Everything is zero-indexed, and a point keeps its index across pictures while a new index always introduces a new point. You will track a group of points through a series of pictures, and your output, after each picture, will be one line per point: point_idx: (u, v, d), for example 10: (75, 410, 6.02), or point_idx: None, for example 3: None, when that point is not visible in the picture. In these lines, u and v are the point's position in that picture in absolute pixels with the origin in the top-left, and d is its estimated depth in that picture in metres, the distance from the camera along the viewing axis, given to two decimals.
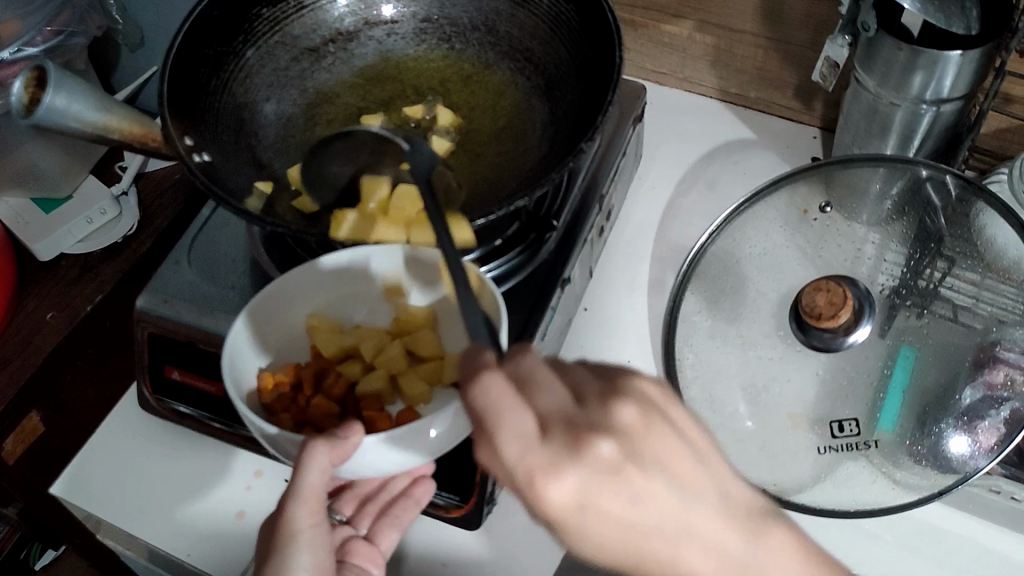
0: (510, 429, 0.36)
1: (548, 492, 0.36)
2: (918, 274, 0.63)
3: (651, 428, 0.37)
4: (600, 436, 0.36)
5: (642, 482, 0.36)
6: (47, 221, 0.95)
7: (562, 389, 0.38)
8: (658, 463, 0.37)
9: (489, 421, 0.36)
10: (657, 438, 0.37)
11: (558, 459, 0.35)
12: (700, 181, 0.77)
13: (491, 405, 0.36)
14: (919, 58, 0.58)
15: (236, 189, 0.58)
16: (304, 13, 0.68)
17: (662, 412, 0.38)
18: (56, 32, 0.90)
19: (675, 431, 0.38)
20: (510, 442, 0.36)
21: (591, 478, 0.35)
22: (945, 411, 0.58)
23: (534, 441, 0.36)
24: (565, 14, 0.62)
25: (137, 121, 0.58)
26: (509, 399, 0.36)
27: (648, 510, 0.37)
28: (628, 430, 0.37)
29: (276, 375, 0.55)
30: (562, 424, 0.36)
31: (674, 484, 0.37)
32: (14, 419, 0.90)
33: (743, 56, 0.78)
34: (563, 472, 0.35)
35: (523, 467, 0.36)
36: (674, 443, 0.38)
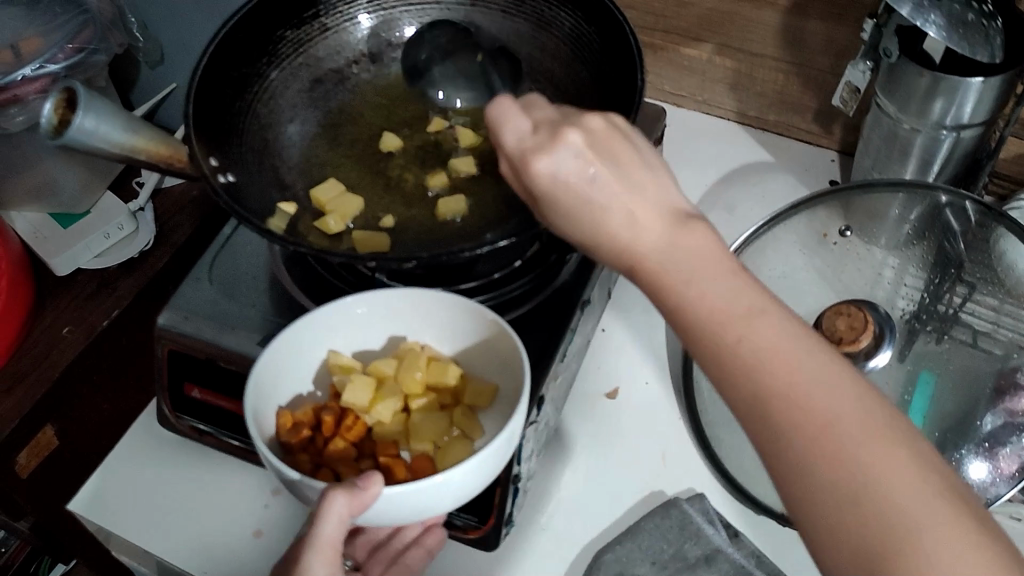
0: (509, 129, 0.45)
1: (533, 166, 0.43)
2: (938, 299, 0.63)
3: (616, 139, 0.44)
4: (573, 129, 0.43)
5: (603, 168, 0.42)
6: (66, 235, 0.96)
7: (554, 112, 0.47)
8: (620, 160, 0.43)
9: (493, 122, 0.46)
10: (619, 147, 0.44)
11: (542, 144, 0.44)
12: (718, 203, 0.77)
13: (495, 111, 0.46)
14: (939, 84, 0.58)
15: (259, 209, 0.59)
16: (329, 35, 0.69)
17: (626, 136, 0.45)
18: (77, 50, 0.91)
19: (638, 153, 0.44)
20: (508, 132, 0.45)
21: (562, 160, 0.42)
22: (965, 438, 0.57)
23: (527, 135, 0.45)
24: (586, 37, 0.63)
25: (165, 142, 0.58)
26: (514, 112, 0.46)
27: (603, 189, 0.42)
28: (595, 132, 0.44)
29: (296, 414, 0.56)
30: (549, 125, 0.45)
31: (642, 164, 0.44)
32: (29, 433, 0.91)
33: (763, 79, 0.78)
34: (543, 151, 0.43)
35: (517, 149, 0.44)
36: (631, 151, 0.44)
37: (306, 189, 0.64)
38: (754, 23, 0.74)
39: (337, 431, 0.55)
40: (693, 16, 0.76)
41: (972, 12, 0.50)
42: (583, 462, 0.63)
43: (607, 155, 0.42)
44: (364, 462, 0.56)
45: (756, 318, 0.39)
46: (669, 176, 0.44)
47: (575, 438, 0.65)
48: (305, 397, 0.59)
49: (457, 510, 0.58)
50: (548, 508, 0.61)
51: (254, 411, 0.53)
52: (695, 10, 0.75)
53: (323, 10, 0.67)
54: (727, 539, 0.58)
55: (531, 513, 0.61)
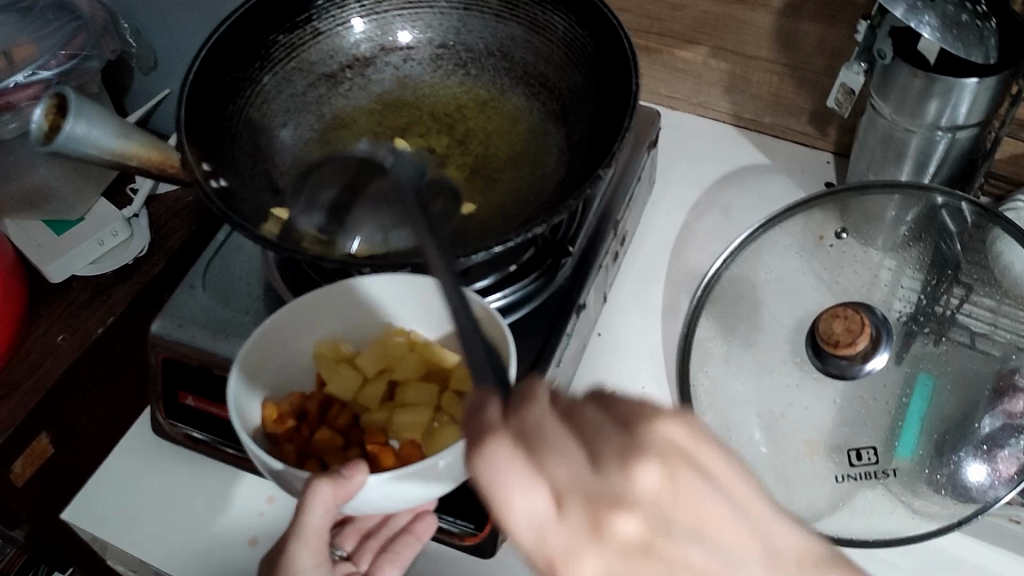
0: (520, 508, 0.34)
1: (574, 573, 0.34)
2: (935, 301, 0.63)
3: (682, 486, 0.34)
4: (624, 513, 0.33)
5: (678, 552, 0.34)
6: (58, 243, 0.95)
7: (580, 449, 0.35)
8: (704, 521, 0.34)
9: (498, 500, 0.34)
10: (685, 494, 0.34)
11: (579, 540, 0.33)
12: (714, 206, 0.77)
13: (498, 473, 0.34)
14: (934, 85, 0.58)
15: (254, 213, 0.59)
16: (322, 39, 0.68)
17: (694, 460, 0.35)
18: (70, 56, 0.91)
19: (707, 476, 0.35)
20: (522, 520, 0.34)
21: (619, 559, 0.33)
22: (963, 440, 0.57)
23: (549, 519, 0.34)
24: (580, 41, 0.63)
25: (156, 147, 0.57)
26: (519, 469, 0.33)
27: (697, 560, 0.34)
28: (654, 499, 0.34)
29: (281, 405, 0.55)
30: (578, 496, 0.33)
31: (728, 507, 0.35)
32: (26, 441, 0.90)
33: (758, 82, 0.78)
34: (583, 556, 0.33)
35: (541, 554, 0.34)
36: (703, 487, 0.35)
37: (300, 196, 0.64)
38: (748, 25, 0.73)
39: (323, 420, 0.56)
40: (687, 19, 0.76)
41: (966, 14, 0.50)
42: None
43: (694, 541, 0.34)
44: (353, 451, 0.55)
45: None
46: (764, 500, 0.36)
47: None
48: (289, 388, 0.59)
49: (453, 515, 0.58)
50: None
51: (239, 405, 0.53)
52: (689, 13, 0.75)
53: (315, 14, 0.66)
54: None
55: None
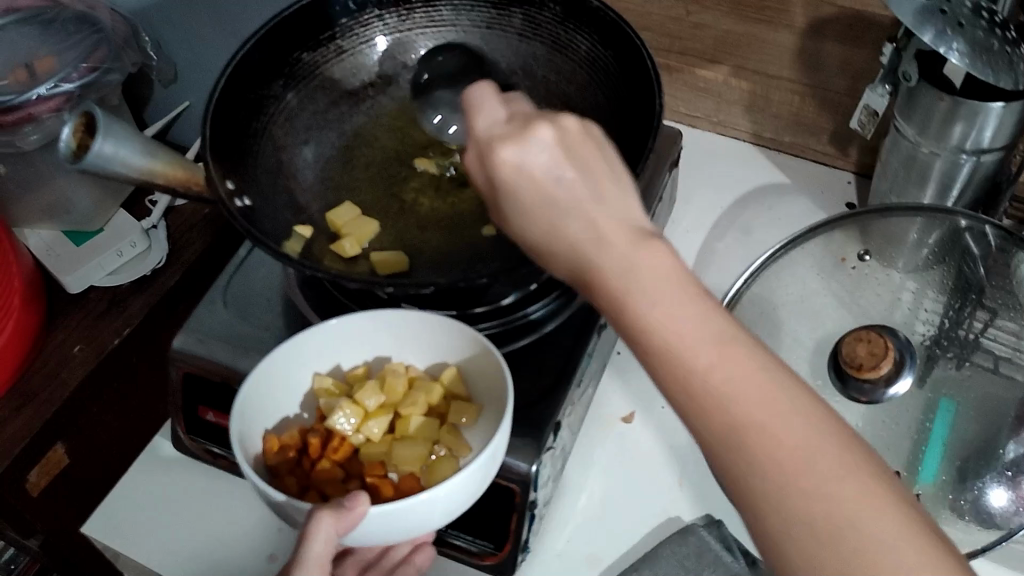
0: (484, 115, 0.44)
1: (495, 152, 0.42)
2: (958, 325, 0.63)
3: (588, 139, 0.42)
4: (542, 123, 0.42)
5: (569, 171, 0.41)
6: (78, 253, 0.96)
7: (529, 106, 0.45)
8: (589, 165, 0.41)
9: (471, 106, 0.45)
10: (585, 140, 0.42)
11: (508, 132, 0.42)
12: (734, 225, 0.77)
13: (474, 98, 0.45)
14: (959, 108, 0.58)
15: (275, 231, 0.59)
16: (345, 57, 0.68)
17: (600, 143, 0.42)
18: (92, 69, 0.91)
19: (604, 158, 0.42)
20: (484, 118, 0.44)
21: (528, 150, 0.41)
22: (987, 466, 0.57)
23: (499, 122, 0.44)
24: (603, 61, 0.63)
25: (181, 165, 0.58)
26: (488, 99, 0.45)
27: (567, 188, 0.40)
28: (567, 131, 0.42)
29: (282, 438, 0.56)
30: (522, 116, 0.44)
31: (612, 181, 0.41)
32: (41, 451, 0.90)
33: (779, 101, 0.78)
34: (509, 139, 0.42)
35: (485, 135, 0.43)
36: (602, 165, 0.42)
37: (322, 213, 0.64)
38: (770, 45, 0.73)
39: (324, 453, 0.55)
40: (708, 39, 0.76)
41: (996, 40, 0.49)
42: (599, 488, 0.62)
43: (577, 158, 0.41)
44: (352, 482, 0.55)
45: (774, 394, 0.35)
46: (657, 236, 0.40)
47: (593, 461, 0.64)
48: (291, 420, 0.59)
49: (473, 535, 0.58)
50: (565, 534, 0.60)
51: (241, 435, 0.53)
52: (710, 33, 0.75)
53: (338, 32, 0.67)
54: (746, 568, 0.56)
55: (547, 539, 0.60)
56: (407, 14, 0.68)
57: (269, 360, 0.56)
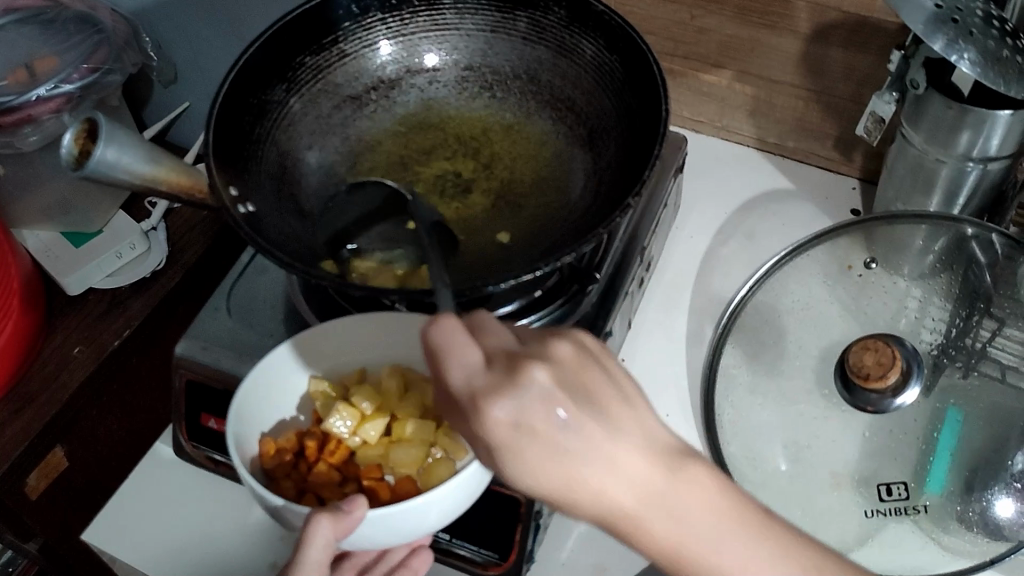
0: (458, 361, 0.39)
1: (489, 414, 0.38)
2: (965, 333, 0.63)
3: (588, 368, 0.40)
4: (537, 363, 0.38)
5: (576, 411, 0.38)
6: (76, 255, 0.95)
7: (508, 334, 0.42)
8: (597, 399, 0.39)
9: (438, 352, 0.40)
10: (589, 375, 0.40)
11: (499, 383, 0.38)
12: (738, 231, 0.76)
13: (443, 336, 0.40)
14: (966, 116, 0.57)
15: (280, 236, 0.57)
16: (348, 61, 0.67)
17: (598, 361, 0.41)
18: (92, 69, 0.91)
19: (609, 377, 0.40)
20: (457, 370, 0.39)
21: (527, 402, 0.38)
22: (995, 477, 0.56)
23: (478, 369, 0.39)
24: (609, 66, 0.62)
25: (185, 172, 0.57)
26: (462, 335, 0.40)
27: (581, 438, 0.38)
28: (563, 363, 0.39)
29: (279, 441, 0.55)
30: (504, 356, 0.40)
31: (623, 403, 0.40)
32: (41, 454, 0.90)
33: (782, 106, 0.77)
34: (502, 396, 0.38)
35: (467, 391, 0.39)
36: (607, 386, 0.40)
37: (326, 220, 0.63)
38: (774, 50, 0.73)
39: (320, 455, 0.55)
40: (712, 43, 0.75)
41: (1007, 49, 0.48)
42: None
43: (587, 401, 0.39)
44: (349, 486, 0.55)
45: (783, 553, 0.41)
46: (647, 409, 0.41)
47: None
48: (288, 422, 0.58)
49: (476, 545, 0.58)
50: (569, 544, 0.60)
51: (236, 439, 0.53)
52: (714, 37, 0.74)
53: (341, 36, 0.66)
54: None
55: (551, 549, 0.60)
56: (410, 17, 0.67)
57: (261, 364, 0.56)
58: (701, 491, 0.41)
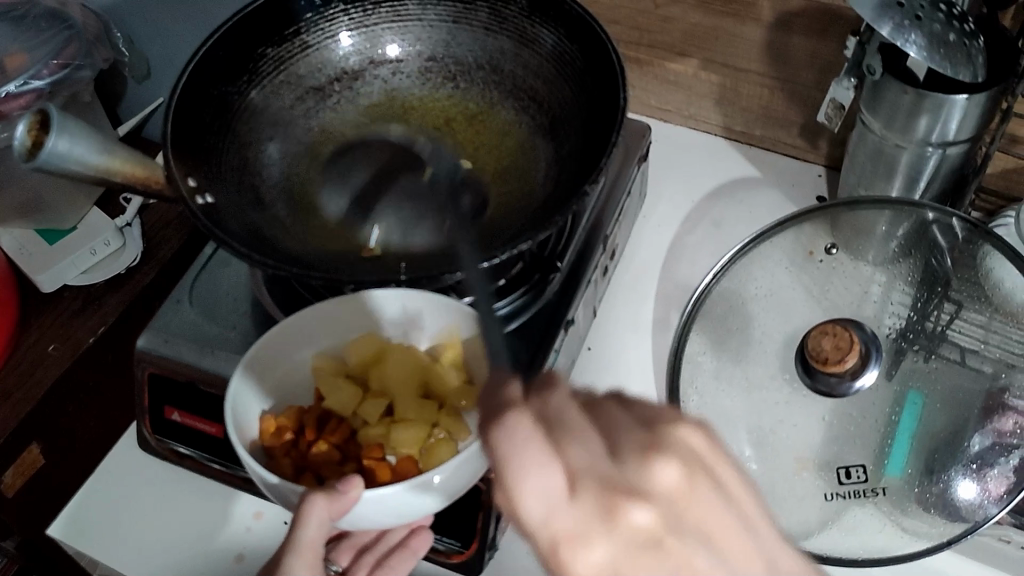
0: (531, 487, 0.31)
1: (574, 565, 0.31)
2: (926, 317, 0.64)
3: (698, 491, 0.32)
4: (635, 500, 0.31)
5: (684, 557, 0.31)
6: (49, 253, 0.95)
7: (602, 437, 0.33)
8: (708, 530, 0.32)
9: (506, 471, 0.31)
10: (703, 505, 0.32)
11: (588, 526, 0.31)
12: (706, 219, 0.76)
13: (513, 448, 0.31)
14: (924, 101, 0.58)
15: (241, 227, 0.57)
16: (310, 53, 0.67)
17: (711, 473, 0.33)
18: (62, 65, 0.92)
19: (722, 492, 0.33)
20: (532, 498, 0.31)
21: (627, 551, 0.31)
22: (954, 459, 0.57)
23: (560, 499, 0.31)
24: (569, 55, 0.62)
25: (141, 162, 0.57)
26: (537, 454, 0.31)
27: None
28: (671, 497, 0.32)
29: (279, 418, 0.54)
30: (595, 479, 0.31)
31: (743, 530, 0.33)
32: (16, 450, 0.90)
33: (748, 95, 0.77)
34: (592, 540, 0.31)
35: (546, 530, 0.31)
36: (723, 509, 0.33)
37: (287, 212, 0.62)
38: (739, 39, 0.73)
39: (320, 435, 0.54)
40: (677, 32, 0.75)
41: (954, 32, 0.49)
42: None
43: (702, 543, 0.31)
44: (349, 466, 0.53)
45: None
46: (771, 530, 0.34)
47: None
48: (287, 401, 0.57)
49: (440, 534, 0.58)
50: None
51: (234, 411, 0.52)
52: (679, 26, 0.74)
53: (302, 27, 0.65)
54: None
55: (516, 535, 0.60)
56: (372, 9, 0.67)
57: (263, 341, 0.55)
58: None
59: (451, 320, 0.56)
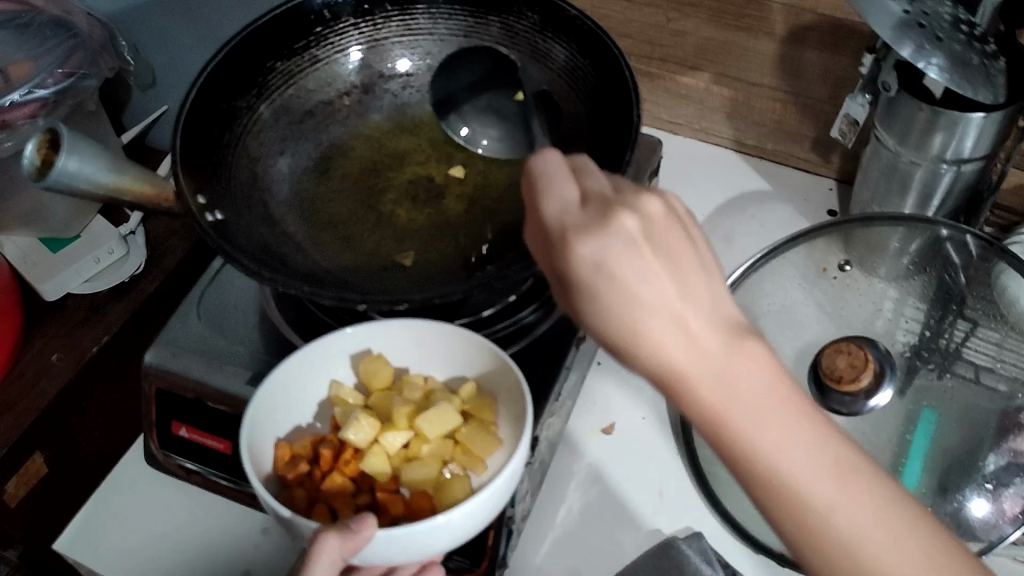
0: (552, 194, 0.38)
1: (573, 249, 0.36)
2: (939, 335, 0.63)
3: (677, 233, 0.36)
4: (627, 211, 0.36)
5: (653, 259, 0.35)
6: (54, 261, 0.94)
7: (607, 181, 0.39)
8: (678, 261, 0.36)
9: (538, 186, 0.38)
10: (677, 238, 0.36)
11: (584, 222, 0.36)
12: (716, 234, 0.76)
13: (544, 172, 0.38)
14: (940, 118, 0.57)
15: (250, 243, 0.56)
16: (320, 67, 0.67)
17: (687, 224, 0.37)
18: (67, 74, 0.91)
19: (692, 243, 0.37)
20: (552, 203, 0.37)
21: (610, 244, 0.35)
22: (968, 478, 0.56)
23: (572, 207, 0.37)
24: (580, 70, 0.62)
25: (150, 181, 0.57)
26: (562, 173, 0.38)
27: (655, 287, 0.35)
28: (652, 219, 0.36)
29: (294, 447, 0.53)
30: (600, 195, 0.37)
31: (701, 271, 0.36)
32: (19, 460, 0.89)
33: (761, 109, 0.77)
34: (588, 232, 0.35)
35: (557, 226, 0.37)
36: (689, 246, 0.36)
37: (298, 227, 0.61)
38: (751, 52, 0.73)
39: (335, 465, 0.52)
40: (689, 46, 0.75)
41: (974, 53, 0.49)
42: (578, 502, 0.62)
43: (664, 252, 0.35)
44: (363, 498, 0.52)
45: (858, 480, 0.36)
46: (725, 278, 0.37)
47: (571, 473, 0.64)
48: (303, 428, 0.56)
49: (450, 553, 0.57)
50: (545, 548, 0.60)
51: (251, 437, 0.50)
52: (691, 40, 0.74)
53: (313, 41, 0.65)
54: None
55: (526, 554, 0.60)
56: (383, 22, 0.67)
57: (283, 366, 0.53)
58: (766, 366, 0.36)
59: (478, 354, 0.55)
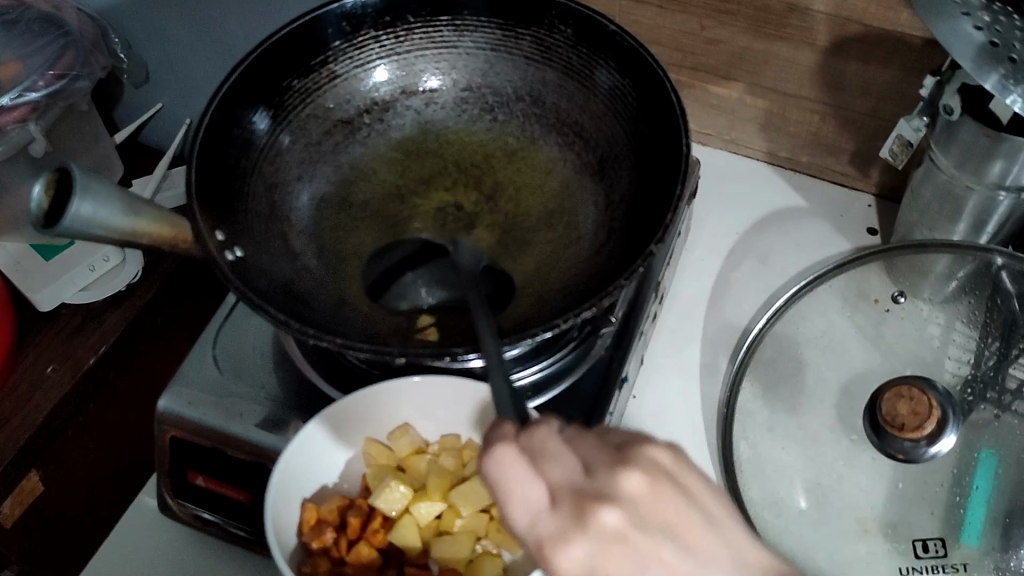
0: (520, 498, 0.37)
1: (558, 560, 0.35)
2: (1000, 376, 0.58)
3: (663, 495, 0.36)
4: (605, 504, 0.35)
5: (650, 547, 0.35)
6: (46, 269, 0.88)
7: (574, 458, 0.38)
8: (671, 528, 0.36)
9: (503, 492, 0.37)
10: (666, 507, 0.36)
11: (566, 528, 0.35)
12: (751, 254, 0.72)
13: (504, 476, 0.37)
14: (1002, 145, 0.54)
15: (271, 284, 0.52)
16: (339, 83, 0.62)
17: (673, 480, 0.37)
18: (59, 75, 0.85)
19: (688, 498, 0.37)
20: (523, 509, 0.37)
21: (600, 545, 0.35)
22: None
23: (545, 509, 0.36)
24: (621, 90, 0.58)
25: (168, 221, 0.53)
26: (520, 470, 0.37)
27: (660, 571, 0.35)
28: (635, 498, 0.36)
29: (321, 510, 0.52)
30: (571, 493, 0.36)
31: (704, 527, 0.36)
32: (17, 479, 0.84)
33: (797, 120, 0.73)
34: (570, 540, 0.35)
35: (533, 534, 0.36)
36: (685, 510, 0.36)
37: (318, 261, 0.58)
38: (790, 63, 0.69)
39: (363, 534, 0.52)
40: (724, 55, 0.71)
41: None
42: None
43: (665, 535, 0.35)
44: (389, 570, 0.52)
45: None
46: (735, 523, 0.37)
47: None
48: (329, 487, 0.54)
49: None
50: None
51: (277, 508, 0.49)
52: (726, 49, 0.70)
53: (331, 56, 0.61)
54: None
55: None
56: (405, 34, 0.62)
57: (309, 431, 0.51)
58: None
59: None
